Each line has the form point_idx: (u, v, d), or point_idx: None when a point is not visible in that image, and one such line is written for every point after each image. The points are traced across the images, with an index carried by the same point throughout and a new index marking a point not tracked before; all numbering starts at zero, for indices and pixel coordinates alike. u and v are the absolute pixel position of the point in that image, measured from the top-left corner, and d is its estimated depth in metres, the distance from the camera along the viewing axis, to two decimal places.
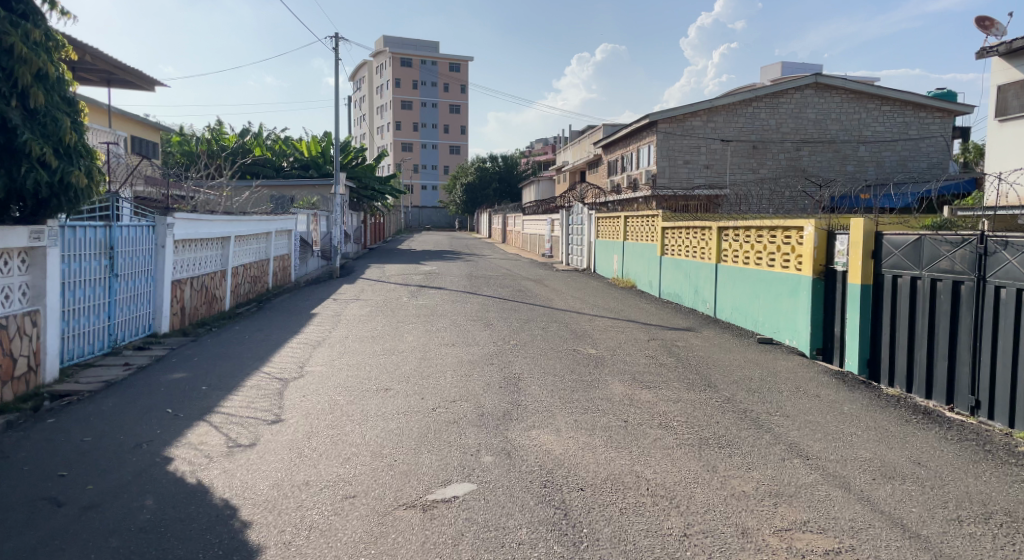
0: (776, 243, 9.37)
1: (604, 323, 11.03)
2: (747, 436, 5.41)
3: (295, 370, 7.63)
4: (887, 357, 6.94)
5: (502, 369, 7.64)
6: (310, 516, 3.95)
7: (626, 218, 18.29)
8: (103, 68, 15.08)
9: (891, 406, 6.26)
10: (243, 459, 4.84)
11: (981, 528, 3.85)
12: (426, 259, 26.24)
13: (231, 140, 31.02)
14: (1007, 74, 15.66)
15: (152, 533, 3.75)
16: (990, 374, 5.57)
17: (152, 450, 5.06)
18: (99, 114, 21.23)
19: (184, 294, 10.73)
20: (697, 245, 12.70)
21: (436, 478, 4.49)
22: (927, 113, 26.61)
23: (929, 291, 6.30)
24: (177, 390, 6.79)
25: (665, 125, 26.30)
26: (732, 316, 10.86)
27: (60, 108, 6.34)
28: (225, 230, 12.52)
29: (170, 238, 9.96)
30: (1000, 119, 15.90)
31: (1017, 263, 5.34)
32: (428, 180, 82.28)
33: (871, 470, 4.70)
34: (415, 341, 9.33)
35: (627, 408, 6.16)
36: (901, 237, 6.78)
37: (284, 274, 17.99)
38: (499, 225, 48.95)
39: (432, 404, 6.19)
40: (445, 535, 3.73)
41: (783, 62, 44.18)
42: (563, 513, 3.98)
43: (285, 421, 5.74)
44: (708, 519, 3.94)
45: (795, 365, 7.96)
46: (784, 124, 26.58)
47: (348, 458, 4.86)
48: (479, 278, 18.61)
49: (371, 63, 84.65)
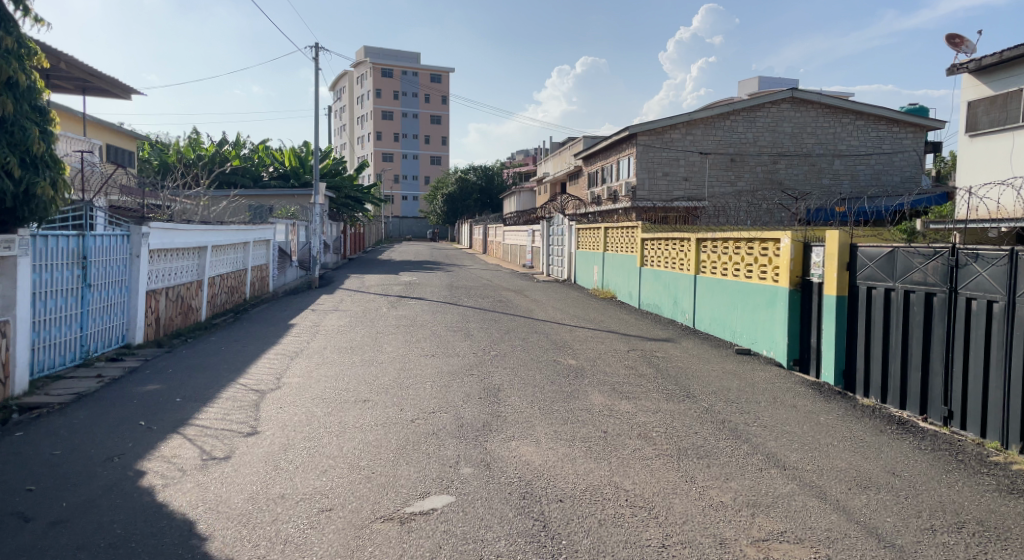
0: (753, 255, 9.46)
1: (584, 334, 11.02)
2: (726, 446, 5.44)
3: (272, 382, 7.51)
4: (862, 369, 7.01)
5: (482, 380, 7.60)
6: (285, 530, 3.89)
7: (605, 229, 18.40)
8: (78, 76, 14.92)
9: (867, 416, 6.33)
10: (217, 473, 4.76)
11: (954, 537, 3.90)
12: (405, 270, 26.13)
13: (209, 149, 30.85)
14: (978, 91, 16.03)
15: (122, 549, 3.67)
16: (962, 386, 5.67)
17: (124, 464, 4.96)
18: (74, 122, 20.93)
19: (158, 304, 10.56)
20: (675, 256, 12.83)
21: (414, 490, 4.45)
22: (900, 128, 27.12)
23: (903, 302, 6.40)
24: (150, 403, 6.67)
25: (644, 137, 26.49)
26: (711, 327, 10.94)
27: (30, 117, 6.25)
28: (202, 240, 12.36)
29: (145, 248, 9.83)
30: (970, 135, 16.27)
31: (988, 276, 5.45)
32: (409, 190, 81.90)
33: (847, 480, 4.75)
34: (393, 352, 9.26)
35: (606, 419, 6.18)
36: (875, 249, 6.89)
37: (261, 283, 17.77)
38: (481, 237, 48.83)
39: (410, 415, 6.16)
40: (423, 548, 3.69)
41: (760, 78, 44.84)
42: (542, 525, 3.97)
43: (261, 433, 5.67)
44: (687, 530, 3.94)
45: (772, 376, 8.03)
46: (761, 137, 27.01)
47: (325, 471, 4.81)
48: (460, 289, 18.59)
49: (352, 74, 84.71)
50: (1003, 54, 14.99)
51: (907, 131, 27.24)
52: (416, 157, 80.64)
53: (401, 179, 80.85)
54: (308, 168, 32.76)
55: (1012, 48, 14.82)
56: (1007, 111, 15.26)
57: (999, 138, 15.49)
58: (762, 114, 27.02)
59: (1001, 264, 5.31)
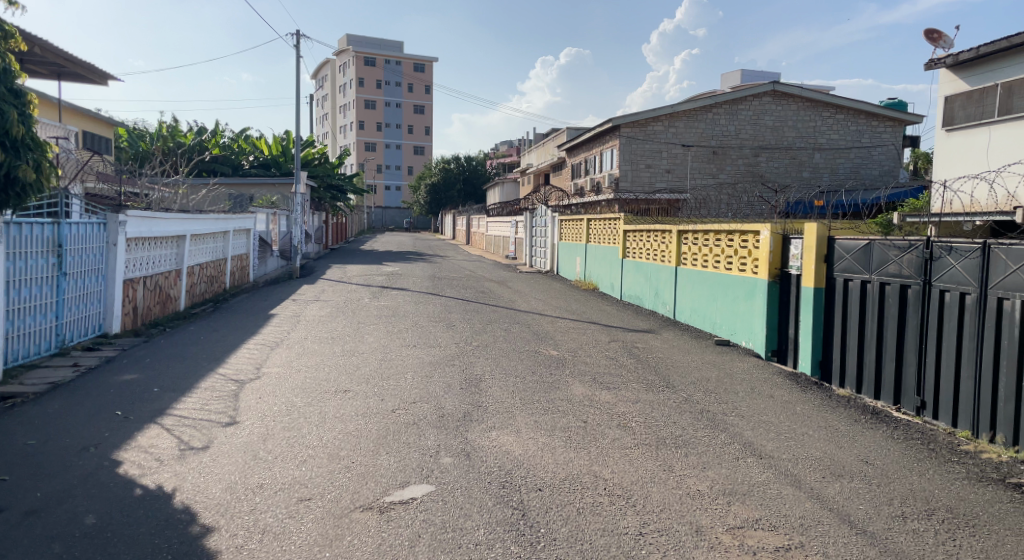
0: (733, 247, 9.54)
1: (566, 325, 11.04)
2: (703, 436, 5.51)
3: (251, 372, 7.46)
4: (838, 361, 7.13)
5: (464, 371, 7.61)
6: (263, 520, 3.88)
7: (588, 220, 18.44)
8: (53, 61, 14.68)
9: (842, 406, 6.43)
10: (194, 463, 4.73)
11: (924, 524, 3.98)
12: (387, 260, 25.98)
13: (188, 137, 30.43)
14: (955, 85, 16.27)
15: (97, 539, 3.65)
16: (934, 377, 5.78)
17: (100, 454, 4.91)
18: (49, 108, 20.56)
19: (136, 293, 10.44)
20: (657, 247, 12.90)
21: (394, 480, 4.45)
22: (879, 122, 27.46)
23: (878, 294, 6.50)
24: (126, 392, 6.61)
25: (627, 129, 26.58)
26: (691, 317, 11.04)
27: (8, 100, 6.12)
28: (181, 229, 12.24)
29: (122, 236, 9.67)
30: (947, 129, 16.53)
31: (960, 268, 5.55)
32: (392, 180, 81.70)
33: (821, 469, 4.83)
34: (375, 342, 9.23)
35: (587, 409, 6.22)
36: (852, 242, 6.99)
37: (241, 273, 17.63)
38: (463, 227, 48.70)
39: (391, 406, 6.14)
40: (403, 537, 3.70)
41: (742, 70, 44.91)
42: (521, 514, 4.00)
43: (241, 423, 5.63)
44: (664, 518, 3.99)
45: (750, 366, 8.14)
46: (742, 129, 27.17)
47: (304, 461, 4.79)
48: (442, 279, 18.57)
49: (333, 62, 84.01)
50: (980, 50, 15.17)
51: (886, 125, 27.58)
52: (398, 146, 80.26)
53: (383, 169, 80.56)
54: (289, 158, 32.78)
55: (989, 43, 15.01)
56: (982, 106, 15.49)
57: (974, 133, 15.74)
58: (743, 107, 27.17)
59: (973, 258, 5.41)
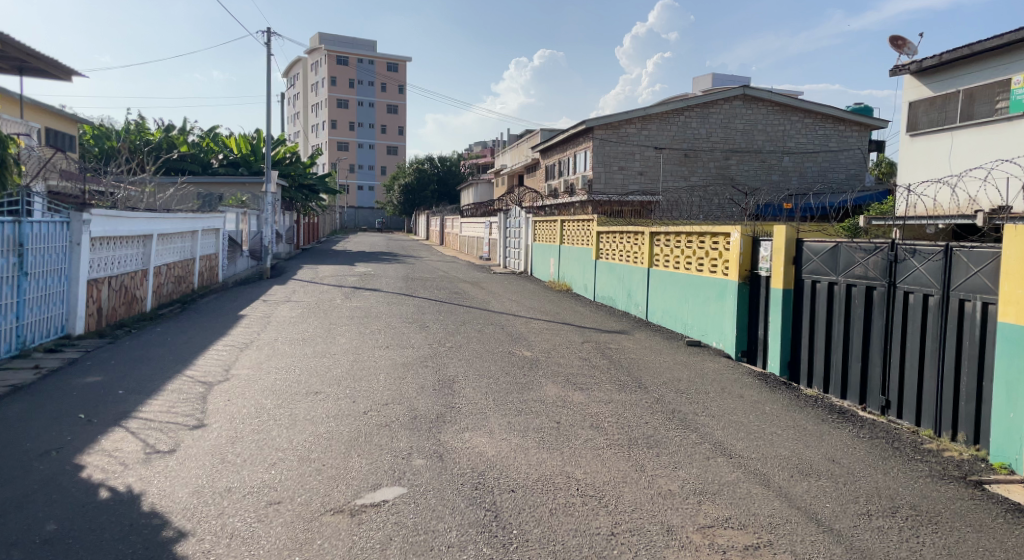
0: (704, 249, 9.65)
1: (540, 326, 11.05)
2: (674, 436, 5.56)
3: (220, 374, 7.34)
4: (806, 361, 7.25)
5: (437, 372, 7.57)
6: (231, 524, 3.82)
7: (561, 221, 18.48)
8: (14, 56, 14.28)
9: (810, 406, 6.53)
10: (160, 467, 4.63)
11: (889, 521, 4.07)
12: (360, 261, 25.78)
13: (155, 134, 29.86)
14: (918, 91, 16.68)
15: (59, 545, 3.55)
16: (899, 377, 5.90)
17: (62, 458, 4.78)
18: (10, 104, 20.00)
19: (101, 293, 10.20)
20: (630, 249, 12.98)
21: (365, 482, 4.41)
22: (846, 127, 28.02)
23: (845, 295, 6.63)
24: (90, 395, 6.44)
25: (601, 132, 26.76)
26: (663, 318, 11.14)
27: None
28: (147, 228, 11.99)
29: (86, 235, 9.43)
30: (911, 134, 16.93)
31: (924, 270, 5.68)
32: (365, 180, 81.07)
33: (789, 467, 4.90)
34: (347, 343, 9.15)
35: (560, 410, 6.23)
36: (819, 244, 7.11)
37: (209, 273, 17.32)
38: (437, 228, 48.53)
39: (363, 408, 6.08)
40: (374, 539, 3.67)
41: (713, 74, 45.48)
42: (494, 515, 3.99)
43: (209, 426, 5.52)
44: (636, 518, 4.02)
45: (721, 367, 8.24)
46: (714, 133, 27.49)
47: (273, 464, 4.72)
48: (415, 280, 18.47)
49: (306, 61, 83.12)
50: (942, 57, 15.57)
51: (852, 130, 28.15)
52: (371, 146, 79.69)
53: (356, 169, 79.91)
54: (260, 157, 32.31)
55: (951, 51, 15.41)
56: (945, 112, 15.90)
57: (937, 138, 16.15)
58: (714, 111, 27.50)
59: (935, 260, 5.54)
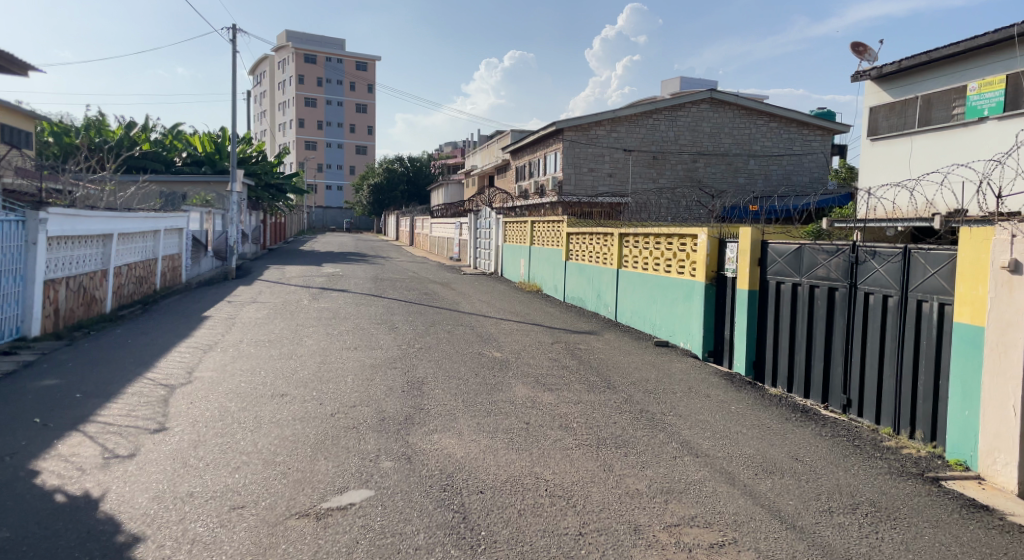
0: (672, 250, 9.75)
1: (509, 327, 11.05)
2: (642, 435, 5.60)
3: (183, 376, 7.19)
4: (771, 361, 7.37)
5: (406, 373, 7.52)
6: (193, 530, 3.74)
7: (531, 222, 18.51)
8: None
9: (774, 405, 6.64)
10: (119, 472, 4.51)
11: (849, 518, 4.15)
12: (328, 261, 25.49)
13: (116, 132, 29.19)
14: (879, 97, 17.10)
15: (11, 553, 3.43)
16: (859, 376, 6.03)
17: (16, 463, 4.63)
18: None
19: (58, 294, 9.92)
20: (599, 250, 13.06)
21: (332, 485, 4.36)
22: (809, 131, 28.59)
23: (808, 296, 6.75)
24: (46, 399, 6.25)
25: (570, 133, 26.92)
26: (632, 319, 11.23)
27: None
28: (107, 227, 11.70)
29: (43, 235, 9.17)
30: (871, 139, 17.36)
31: (884, 272, 5.82)
32: (333, 180, 80.24)
33: (754, 466, 4.98)
34: (314, 345, 9.04)
35: (529, 410, 6.23)
36: (784, 246, 7.24)
37: (172, 274, 16.97)
38: (407, 229, 48.26)
39: (330, 410, 6.01)
40: (340, 543, 3.63)
41: (681, 77, 46.06)
42: (462, 517, 3.97)
43: (171, 430, 5.40)
44: (603, 518, 4.04)
45: (688, 367, 8.34)
46: (681, 135, 27.83)
47: (237, 467, 4.63)
48: (384, 281, 18.35)
49: (273, 59, 81.99)
50: (902, 63, 15.98)
51: (815, 134, 28.73)
52: (340, 146, 78.92)
53: (324, 169, 79.06)
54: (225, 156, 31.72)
55: (910, 57, 15.83)
56: (904, 117, 16.32)
57: (897, 143, 16.57)
58: (682, 114, 27.83)
59: (895, 262, 5.68)
